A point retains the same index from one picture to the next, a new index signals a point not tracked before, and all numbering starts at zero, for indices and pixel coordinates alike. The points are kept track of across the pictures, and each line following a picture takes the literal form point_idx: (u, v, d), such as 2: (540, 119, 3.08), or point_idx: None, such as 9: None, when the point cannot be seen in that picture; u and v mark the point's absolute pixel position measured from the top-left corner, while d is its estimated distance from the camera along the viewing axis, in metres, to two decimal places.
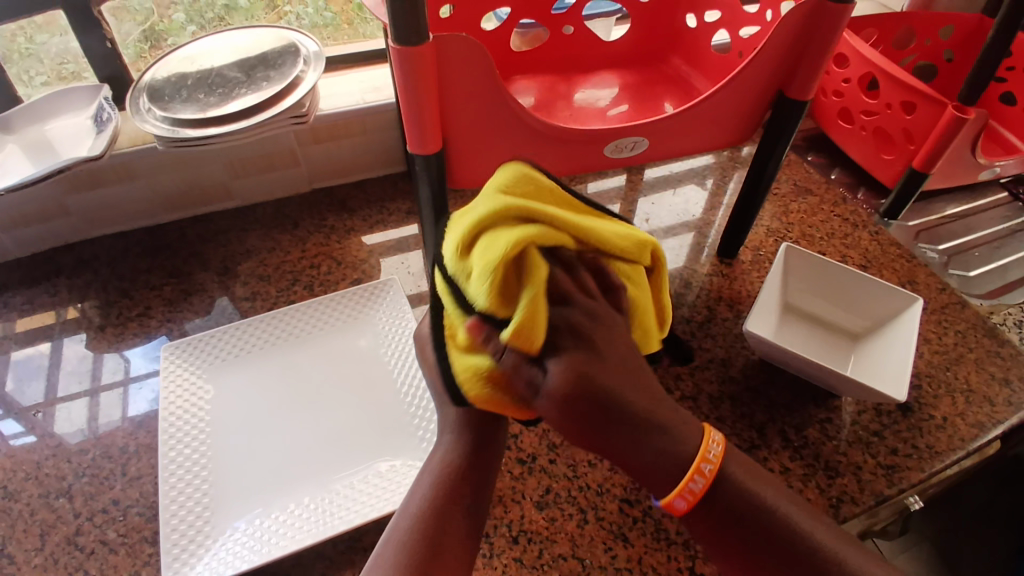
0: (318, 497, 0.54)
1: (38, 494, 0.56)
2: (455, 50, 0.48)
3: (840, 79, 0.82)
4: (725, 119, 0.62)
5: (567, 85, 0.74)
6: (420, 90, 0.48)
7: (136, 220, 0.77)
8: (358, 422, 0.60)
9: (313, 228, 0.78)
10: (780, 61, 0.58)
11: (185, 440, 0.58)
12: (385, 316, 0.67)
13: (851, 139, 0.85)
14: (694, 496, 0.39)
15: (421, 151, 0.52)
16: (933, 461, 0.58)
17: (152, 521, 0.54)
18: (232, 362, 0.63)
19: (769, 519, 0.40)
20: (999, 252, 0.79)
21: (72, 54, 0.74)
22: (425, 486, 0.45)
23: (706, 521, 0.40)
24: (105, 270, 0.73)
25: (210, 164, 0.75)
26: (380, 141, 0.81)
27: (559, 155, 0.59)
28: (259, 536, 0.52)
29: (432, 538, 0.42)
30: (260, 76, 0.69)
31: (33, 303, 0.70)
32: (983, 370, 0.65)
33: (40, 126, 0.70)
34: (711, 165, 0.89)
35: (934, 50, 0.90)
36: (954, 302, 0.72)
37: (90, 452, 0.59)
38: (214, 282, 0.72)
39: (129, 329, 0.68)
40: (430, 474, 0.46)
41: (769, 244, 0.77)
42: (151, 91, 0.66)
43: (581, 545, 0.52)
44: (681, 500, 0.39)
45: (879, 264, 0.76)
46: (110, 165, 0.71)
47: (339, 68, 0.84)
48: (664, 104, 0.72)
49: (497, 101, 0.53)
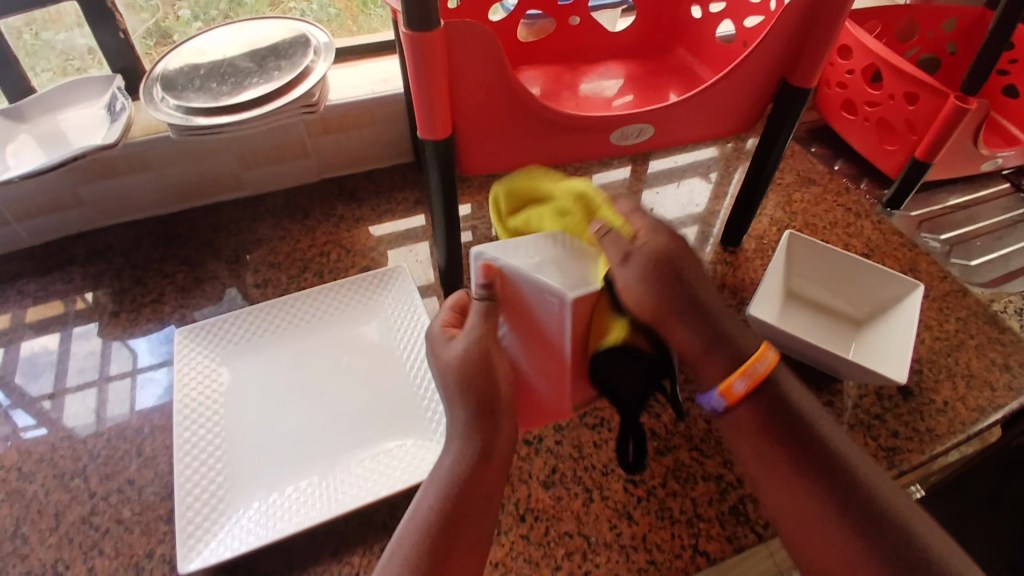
0: (328, 476, 0.56)
1: (55, 474, 0.57)
2: (465, 37, 0.49)
3: (844, 70, 0.82)
4: (730, 108, 0.63)
5: (572, 75, 0.75)
6: (429, 77, 0.49)
7: (149, 209, 0.78)
8: (368, 405, 0.61)
9: (322, 217, 0.79)
10: (785, 51, 0.59)
11: (199, 421, 0.59)
12: (394, 303, 0.68)
13: (853, 130, 0.86)
14: (753, 379, 0.47)
15: (431, 136, 0.53)
16: (933, 445, 0.58)
17: (167, 500, 0.56)
18: (244, 346, 0.65)
19: (816, 433, 0.45)
20: (1001, 242, 0.79)
21: (79, 50, 0.76)
22: (433, 490, 0.46)
23: (761, 414, 0.46)
24: (117, 258, 0.75)
25: (221, 154, 0.76)
26: (388, 132, 0.82)
27: (566, 143, 0.60)
28: (271, 513, 0.53)
29: (441, 534, 0.43)
30: (271, 66, 0.70)
31: (48, 291, 0.72)
32: (984, 355, 0.66)
33: (54, 116, 0.72)
34: (715, 157, 0.90)
35: (937, 41, 0.90)
36: (956, 290, 0.72)
37: (105, 435, 0.60)
38: (224, 271, 0.73)
39: (141, 316, 0.70)
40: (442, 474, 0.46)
41: (772, 233, 0.78)
42: (164, 81, 0.68)
43: (587, 523, 0.53)
44: (740, 383, 0.47)
45: (881, 253, 0.76)
46: (122, 156, 0.72)
47: (347, 60, 0.85)
48: (667, 94, 0.73)
49: (505, 88, 0.54)
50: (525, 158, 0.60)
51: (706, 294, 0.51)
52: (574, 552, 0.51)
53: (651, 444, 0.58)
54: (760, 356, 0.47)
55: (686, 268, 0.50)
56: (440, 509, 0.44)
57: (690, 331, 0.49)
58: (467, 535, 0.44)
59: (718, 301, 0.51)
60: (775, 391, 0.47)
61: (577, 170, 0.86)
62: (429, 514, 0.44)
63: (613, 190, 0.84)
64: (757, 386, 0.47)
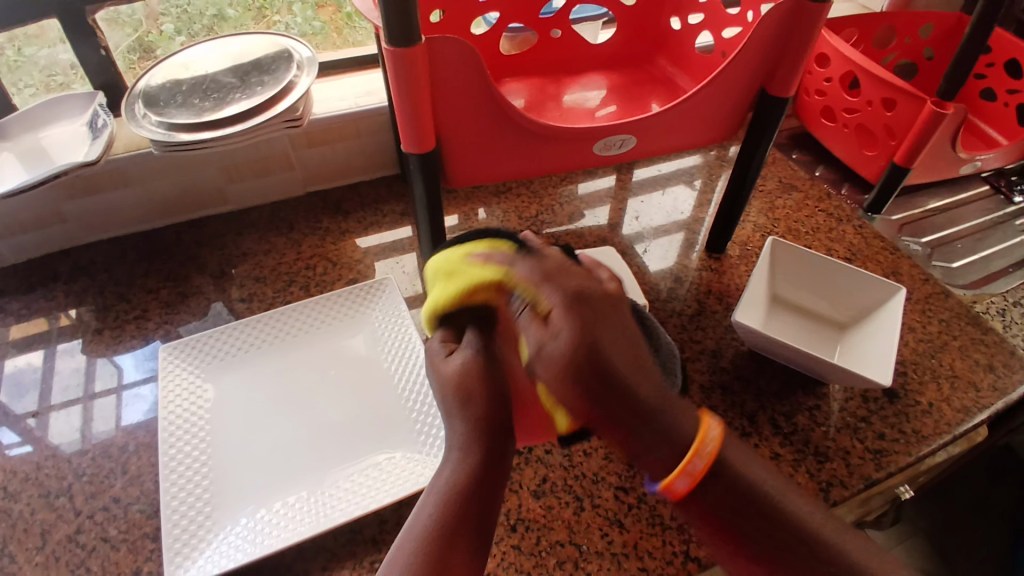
0: (316, 490, 0.55)
1: (38, 494, 0.56)
2: (447, 51, 0.50)
3: (822, 78, 0.84)
4: (711, 117, 0.64)
5: (556, 86, 0.76)
6: (412, 90, 0.49)
7: (133, 225, 0.78)
8: (357, 418, 0.61)
9: (308, 230, 0.79)
10: (762, 61, 0.60)
11: (186, 438, 0.58)
12: (382, 315, 0.68)
13: (833, 136, 0.87)
14: (695, 474, 0.42)
15: (415, 150, 0.54)
16: (920, 446, 0.59)
17: (153, 517, 0.55)
18: (230, 361, 0.64)
19: (766, 499, 0.42)
20: (981, 244, 0.81)
21: (61, 65, 0.75)
22: (434, 500, 0.45)
23: (707, 505, 0.42)
24: (101, 274, 0.74)
25: (205, 167, 0.76)
26: (373, 144, 0.82)
27: (550, 153, 0.61)
28: (259, 529, 0.53)
29: (444, 543, 0.42)
30: (254, 81, 0.70)
31: (30, 308, 0.71)
32: (967, 357, 0.67)
33: (34, 134, 0.71)
34: (699, 164, 0.91)
35: (914, 48, 0.92)
36: (938, 292, 0.73)
37: (89, 453, 0.59)
38: (210, 285, 0.73)
39: (126, 332, 0.69)
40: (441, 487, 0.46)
41: (757, 239, 0.79)
42: (147, 97, 0.68)
43: (578, 532, 0.52)
44: (683, 480, 0.42)
45: (864, 257, 0.77)
46: (105, 171, 0.72)
47: (331, 73, 0.85)
48: (650, 104, 0.74)
49: (487, 100, 0.54)
50: (509, 169, 0.61)
51: (624, 368, 0.45)
52: (565, 561, 0.51)
53: None
54: (704, 437, 0.43)
55: (604, 333, 0.46)
56: (446, 516, 0.43)
57: (618, 420, 0.45)
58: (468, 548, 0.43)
59: (652, 382, 0.46)
60: (728, 476, 0.43)
61: (563, 180, 0.87)
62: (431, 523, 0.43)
63: (598, 199, 0.84)
64: (704, 474, 0.42)
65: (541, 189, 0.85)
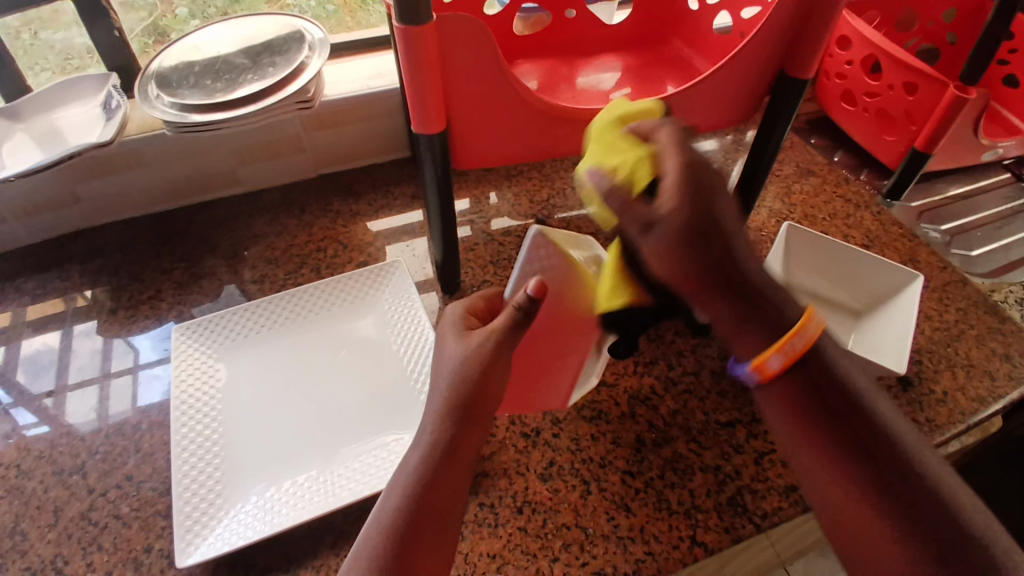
0: (326, 470, 0.56)
1: (53, 471, 0.57)
2: (458, 31, 0.49)
3: (843, 61, 0.82)
4: (727, 99, 0.62)
5: (568, 68, 0.75)
6: (423, 69, 0.49)
7: (146, 207, 0.78)
8: (365, 398, 0.61)
9: (318, 213, 0.79)
10: (781, 42, 0.59)
11: (197, 417, 0.59)
12: (391, 297, 0.68)
13: (853, 120, 0.85)
14: (791, 354, 0.39)
15: (424, 131, 0.53)
16: (933, 435, 0.58)
17: (164, 495, 0.56)
18: (242, 342, 0.65)
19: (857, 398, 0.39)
20: (1001, 232, 0.79)
21: (78, 49, 0.76)
22: (400, 486, 0.43)
23: (797, 386, 0.40)
24: (115, 256, 0.75)
25: (217, 150, 0.76)
26: (384, 126, 0.82)
27: (561, 135, 0.60)
28: (269, 508, 0.53)
29: (409, 531, 0.41)
30: (266, 62, 0.70)
31: (46, 289, 0.72)
32: (984, 346, 0.65)
33: (50, 115, 0.72)
34: (714, 149, 0.89)
35: (936, 31, 0.90)
36: (955, 280, 0.72)
37: (103, 431, 0.60)
38: (222, 267, 0.73)
39: (139, 313, 0.70)
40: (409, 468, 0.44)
41: (771, 225, 0.78)
42: (159, 78, 0.68)
43: (584, 515, 0.53)
44: (777, 359, 0.40)
45: (881, 244, 0.76)
46: (120, 153, 0.72)
47: (341, 55, 0.84)
48: (664, 86, 0.73)
49: (497, 79, 0.54)
50: (519, 152, 0.60)
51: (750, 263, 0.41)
52: (571, 544, 0.51)
53: (648, 436, 0.57)
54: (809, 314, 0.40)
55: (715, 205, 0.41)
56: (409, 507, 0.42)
57: (725, 302, 0.41)
58: (433, 530, 0.42)
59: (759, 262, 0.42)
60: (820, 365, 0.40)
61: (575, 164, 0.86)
62: (396, 513, 0.41)
63: None
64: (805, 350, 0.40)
65: (553, 173, 0.85)
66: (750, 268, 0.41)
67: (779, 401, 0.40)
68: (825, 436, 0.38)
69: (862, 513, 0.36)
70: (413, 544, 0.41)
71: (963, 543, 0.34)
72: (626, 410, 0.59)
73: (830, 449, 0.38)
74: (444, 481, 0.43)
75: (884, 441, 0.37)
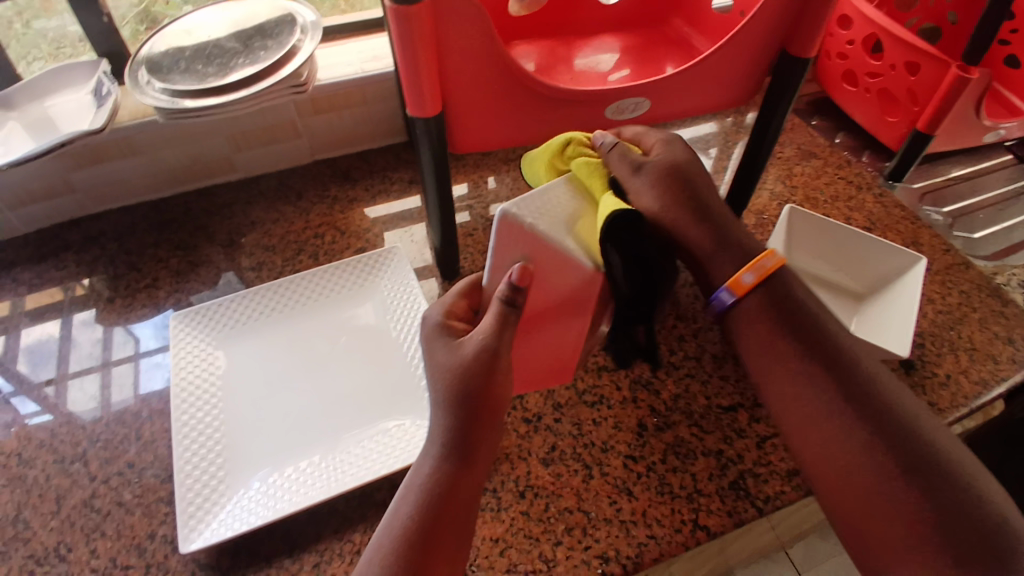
0: (328, 456, 0.55)
1: (54, 460, 0.57)
2: (453, 12, 0.48)
3: (845, 41, 0.81)
4: (727, 80, 0.61)
5: (567, 49, 0.74)
6: (418, 51, 0.48)
7: (141, 195, 0.78)
8: (366, 385, 0.61)
9: (316, 199, 0.78)
10: (780, 21, 0.58)
11: (197, 404, 0.58)
12: (391, 283, 0.68)
13: (855, 101, 0.84)
14: (762, 273, 0.48)
15: (421, 115, 0.52)
16: (936, 418, 0.58)
17: (168, 481, 0.56)
18: (241, 330, 0.64)
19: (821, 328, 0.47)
20: (1004, 214, 0.78)
21: (71, 38, 0.75)
22: (411, 499, 0.44)
23: (764, 302, 0.48)
24: (111, 244, 0.74)
25: (212, 136, 0.75)
26: (380, 111, 0.81)
27: (560, 118, 0.59)
28: (272, 494, 0.53)
29: (419, 544, 0.41)
30: (257, 46, 0.68)
31: (42, 278, 0.71)
32: (987, 328, 0.65)
33: (39, 103, 0.70)
34: (714, 131, 0.89)
35: (938, 10, 0.89)
36: (958, 263, 0.72)
37: (103, 420, 0.60)
38: (220, 254, 0.73)
39: (137, 301, 0.69)
40: (419, 484, 0.44)
41: (773, 208, 0.77)
42: (149, 64, 0.66)
43: (587, 499, 0.52)
44: (748, 276, 0.48)
45: (883, 227, 0.75)
46: (112, 140, 0.71)
47: (336, 38, 0.83)
48: (665, 66, 0.72)
49: (495, 62, 0.53)
50: (517, 136, 0.60)
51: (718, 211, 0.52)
52: (574, 527, 0.51)
53: (651, 421, 0.57)
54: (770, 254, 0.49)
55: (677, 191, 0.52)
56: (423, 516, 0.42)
57: (700, 226, 0.51)
58: (442, 547, 0.42)
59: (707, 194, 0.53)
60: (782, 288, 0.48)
61: None
62: (408, 523, 0.42)
63: None
64: (759, 283, 0.48)
65: None
66: (712, 199, 0.53)
67: (741, 325, 0.48)
68: (797, 352, 0.46)
69: (838, 422, 0.43)
70: (428, 550, 0.41)
71: (935, 465, 0.40)
72: (627, 395, 0.59)
73: (812, 377, 0.45)
74: (451, 500, 0.43)
75: (854, 369, 0.44)
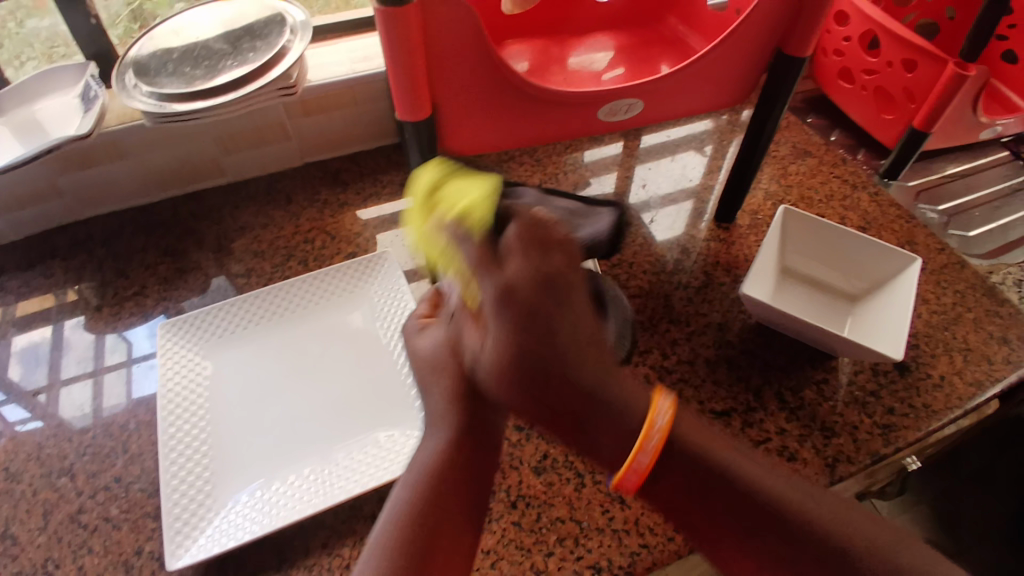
0: (318, 467, 0.55)
1: (40, 474, 0.57)
2: (440, 13, 0.47)
3: (841, 37, 0.80)
4: (723, 78, 0.61)
5: (559, 49, 0.73)
6: (404, 53, 0.47)
7: (130, 199, 0.77)
8: (357, 393, 0.60)
9: (305, 203, 0.77)
10: (777, 20, 0.57)
11: (186, 415, 0.58)
12: (381, 289, 0.67)
13: (851, 98, 0.83)
14: (648, 458, 0.41)
15: (409, 117, 0.52)
16: (930, 420, 0.58)
17: (154, 496, 0.55)
18: (230, 338, 0.64)
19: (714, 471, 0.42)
20: (1000, 212, 0.78)
21: (62, 37, 0.74)
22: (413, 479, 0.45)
23: (671, 480, 0.41)
24: (98, 251, 0.73)
25: (201, 140, 0.74)
26: (370, 112, 0.80)
27: (552, 119, 0.58)
28: (261, 506, 0.53)
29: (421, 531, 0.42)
30: (246, 47, 0.67)
31: (30, 286, 0.71)
32: (982, 329, 0.65)
33: (28, 107, 0.70)
34: (709, 129, 0.88)
35: (935, 5, 0.87)
36: (953, 263, 0.71)
37: (92, 430, 0.59)
38: (209, 260, 0.72)
39: (125, 309, 0.68)
40: (423, 461, 0.46)
41: (767, 208, 0.76)
42: (137, 66, 0.65)
43: (579, 508, 0.52)
44: (631, 476, 0.42)
45: (878, 226, 0.75)
46: (100, 144, 0.70)
47: (325, 38, 0.82)
48: (658, 66, 0.71)
49: (485, 64, 0.52)
50: (508, 137, 0.59)
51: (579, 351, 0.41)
52: (566, 537, 0.51)
53: None
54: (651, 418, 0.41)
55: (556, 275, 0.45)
56: (423, 501, 0.43)
57: (569, 399, 0.41)
58: (447, 528, 0.43)
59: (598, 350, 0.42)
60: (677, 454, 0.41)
61: (567, 148, 0.84)
62: (410, 501, 0.43)
63: (604, 166, 0.82)
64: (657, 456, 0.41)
65: (544, 158, 0.83)
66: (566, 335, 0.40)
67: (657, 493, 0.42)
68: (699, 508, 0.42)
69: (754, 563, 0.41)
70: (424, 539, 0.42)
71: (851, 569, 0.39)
72: None
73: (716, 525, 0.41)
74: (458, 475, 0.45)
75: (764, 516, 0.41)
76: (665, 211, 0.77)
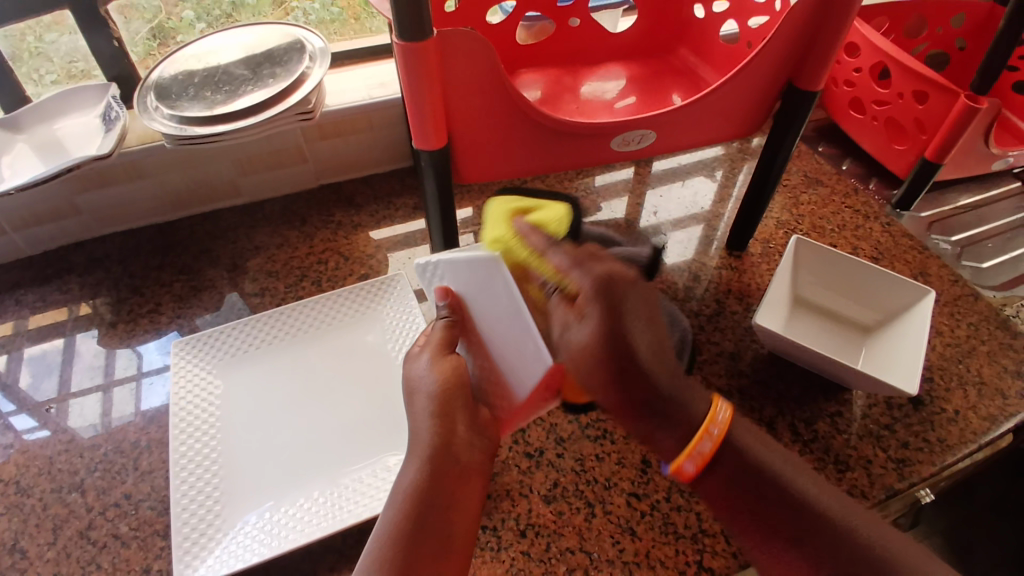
0: (327, 491, 0.55)
1: (51, 489, 0.57)
2: (458, 47, 0.48)
3: (851, 68, 0.80)
4: (735, 111, 0.61)
5: (573, 77, 0.74)
6: (424, 86, 0.48)
7: (146, 218, 0.78)
8: (367, 416, 0.60)
9: (320, 225, 0.78)
10: (790, 55, 0.58)
11: (196, 434, 0.58)
12: (394, 312, 0.67)
13: (862, 128, 0.84)
14: (702, 459, 0.43)
15: (424, 146, 0.52)
16: (945, 455, 0.57)
17: (163, 514, 0.55)
18: (242, 357, 0.64)
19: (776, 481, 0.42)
20: (1012, 243, 0.77)
21: (82, 52, 0.75)
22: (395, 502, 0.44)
23: (722, 484, 0.43)
24: (115, 268, 0.74)
25: (218, 161, 0.75)
26: (385, 136, 0.81)
27: (565, 149, 0.59)
28: (269, 530, 0.52)
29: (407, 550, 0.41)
30: (266, 73, 0.69)
31: (46, 300, 0.71)
32: (996, 362, 0.64)
33: (49, 126, 0.71)
34: (720, 156, 0.88)
35: (946, 38, 0.88)
36: (967, 294, 0.71)
37: (102, 447, 0.59)
38: (223, 279, 0.73)
39: (139, 326, 0.69)
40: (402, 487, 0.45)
41: (779, 236, 0.76)
42: (159, 89, 0.67)
43: (588, 539, 0.52)
44: (690, 463, 0.43)
45: (890, 256, 0.75)
46: (118, 164, 0.71)
47: (343, 64, 0.84)
48: (670, 96, 0.72)
49: (500, 95, 0.53)
50: (522, 167, 0.59)
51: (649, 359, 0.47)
52: (576, 568, 0.50)
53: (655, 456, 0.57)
54: (713, 416, 0.44)
55: (629, 307, 0.48)
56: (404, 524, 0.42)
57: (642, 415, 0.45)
58: (432, 543, 0.42)
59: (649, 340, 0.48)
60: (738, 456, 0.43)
61: (579, 173, 0.85)
62: (394, 522, 0.43)
63: (615, 191, 0.83)
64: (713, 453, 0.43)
65: (556, 183, 0.84)
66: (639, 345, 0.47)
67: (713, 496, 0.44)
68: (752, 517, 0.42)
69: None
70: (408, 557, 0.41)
71: None
72: None
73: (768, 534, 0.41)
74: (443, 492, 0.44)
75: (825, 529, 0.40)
76: (675, 235, 0.77)
